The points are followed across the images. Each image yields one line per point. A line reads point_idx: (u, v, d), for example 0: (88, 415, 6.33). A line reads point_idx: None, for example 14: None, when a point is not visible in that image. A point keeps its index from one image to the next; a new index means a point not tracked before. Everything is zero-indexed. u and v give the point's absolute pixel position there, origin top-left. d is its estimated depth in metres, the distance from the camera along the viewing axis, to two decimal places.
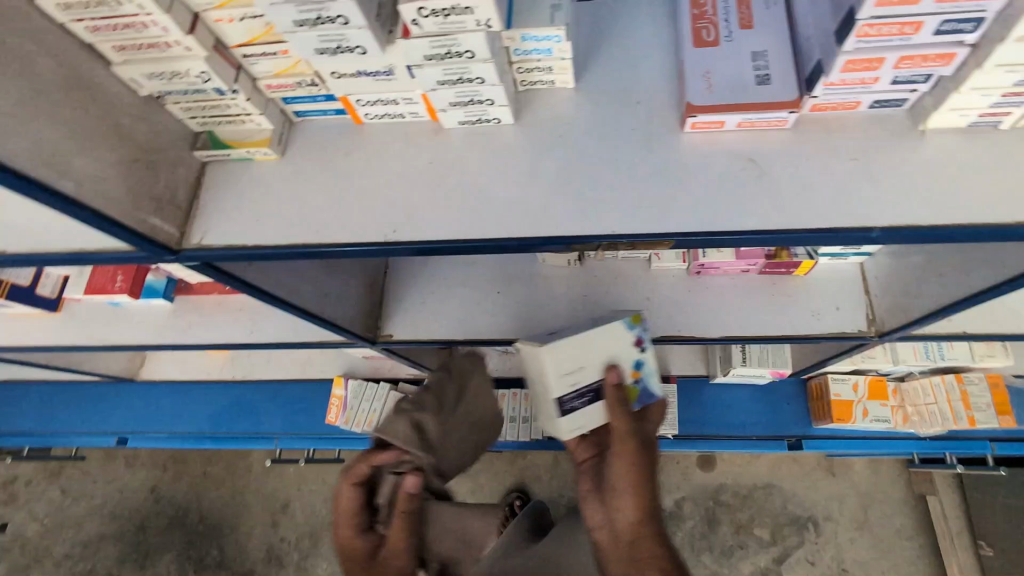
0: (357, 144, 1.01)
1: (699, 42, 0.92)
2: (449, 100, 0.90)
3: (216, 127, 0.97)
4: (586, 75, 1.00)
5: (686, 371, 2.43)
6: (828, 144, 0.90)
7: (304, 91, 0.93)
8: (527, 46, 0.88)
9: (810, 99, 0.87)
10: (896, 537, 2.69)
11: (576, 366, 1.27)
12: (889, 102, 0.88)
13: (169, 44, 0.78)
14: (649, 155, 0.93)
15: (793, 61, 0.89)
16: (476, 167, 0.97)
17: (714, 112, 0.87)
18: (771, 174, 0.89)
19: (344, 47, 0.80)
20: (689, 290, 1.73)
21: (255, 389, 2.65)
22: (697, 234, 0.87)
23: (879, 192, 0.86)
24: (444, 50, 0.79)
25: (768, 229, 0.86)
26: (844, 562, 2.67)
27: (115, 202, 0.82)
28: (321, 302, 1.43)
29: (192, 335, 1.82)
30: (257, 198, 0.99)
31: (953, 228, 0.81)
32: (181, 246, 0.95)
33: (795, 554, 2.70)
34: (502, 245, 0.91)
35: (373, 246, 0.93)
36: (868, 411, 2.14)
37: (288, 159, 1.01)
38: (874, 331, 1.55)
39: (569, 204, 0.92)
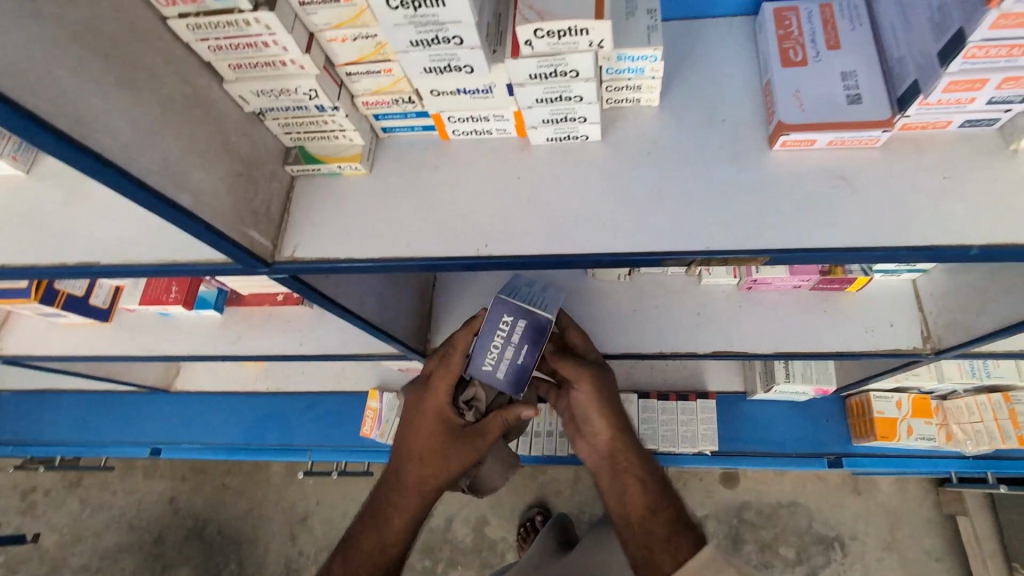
0: (444, 160, 1.02)
1: (787, 62, 0.94)
2: (543, 117, 0.92)
3: (309, 142, 0.99)
4: (669, 92, 1.01)
5: (724, 387, 2.42)
6: (918, 161, 0.90)
7: (398, 108, 0.95)
8: (621, 66, 0.90)
9: (901, 118, 0.88)
10: (926, 559, 2.65)
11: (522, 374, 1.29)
12: (979, 122, 0.88)
13: (284, 62, 0.80)
14: (737, 172, 0.94)
15: (883, 81, 0.90)
16: (562, 181, 0.98)
17: (807, 131, 0.88)
18: (864, 192, 0.90)
19: (453, 66, 0.81)
20: (740, 305, 1.72)
21: (288, 400, 2.66)
22: (793, 251, 0.87)
23: (972, 210, 0.86)
24: (550, 70, 0.81)
25: (863, 246, 0.87)
26: None
27: (224, 216, 0.84)
28: (381, 314, 1.44)
29: (240, 346, 1.84)
30: (346, 212, 1.00)
31: None
32: (274, 258, 0.97)
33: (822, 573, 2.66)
34: (594, 260, 0.92)
35: (462, 259, 0.95)
36: (913, 429, 2.12)
37: (375, 173, 1.03)
38: (930, 347, 1.55)
39: (660, 220, 0.93)
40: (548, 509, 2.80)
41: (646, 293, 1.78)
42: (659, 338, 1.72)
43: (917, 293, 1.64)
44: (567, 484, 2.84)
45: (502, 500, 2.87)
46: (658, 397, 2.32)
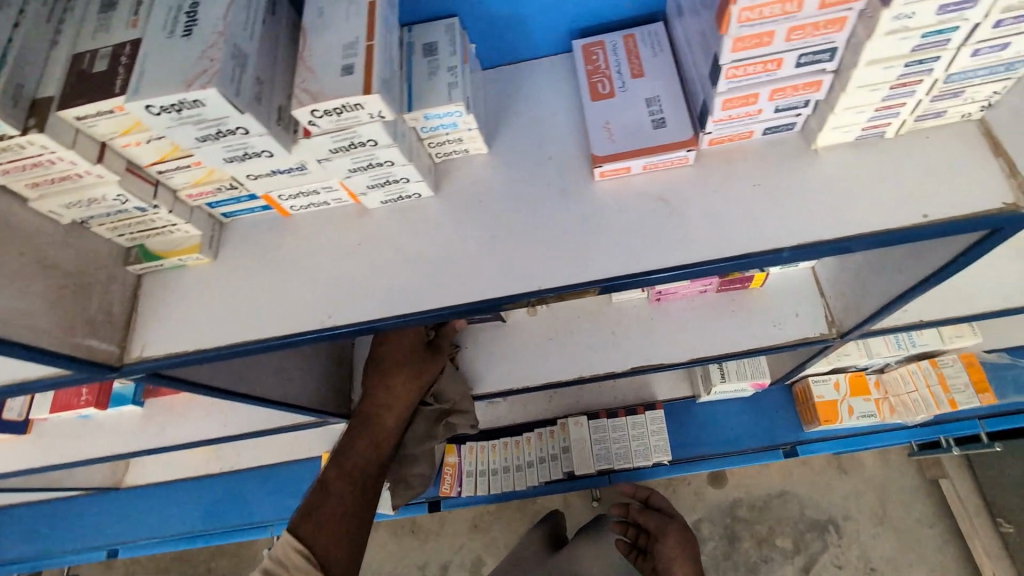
0: (287, 236, 1.03)
1: (597, 96, 0.97)
2: (366, 183, 0.94)
3: (145, 240, 0.99)
4: (498, 138, 1.04)
5: (672, 395, 2.41)
6: (731, 172, 0.93)
7: (226, 195, 0.96)
8: (432, 123, 0.93)
9: (705, 136, 0.92)
10: (920, 526, 2.53)
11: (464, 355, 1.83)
12: (779, 127, 0.92)
13: (80, 175, 0.80)
14: (566, 207, 0.96)
15: (685, 102, 0.94)
16: (404, 240, 0.99)
17: (618, 161, 0.91)
18: (683, 211, 0.92)
19: (251, 153, 0.83)
20: (651, 317, 1.74)
21: (243, 477, 2.60)
22: (620, 278, 0.90)
23: (785, 211, 0.89)
24: (347, 143, 0.83)
25: (686, 263, 0.89)
26: (871, 561, 2.51)
27: (46, 332, 0.83)
28: (284, 387, 1.43)
29: (165, 436, 1.80)
30: (195, 304, 1.00)
31: (853, 240, 0.85)
32: (123, 361, 0.97)
33: (821, 559, 2.55)
34: (434, 314, 0.93)
35: (307, 333, 0.96)
36: (854, 409, 2.14)
37: (221, 259, 1.03)
38: (835, 332, 1.55)
39: (497, 265, 0.95)
40: None
41: (562, 320, 1.80)
42: (578, 362, 1.73)
43: (816, 279, 1.66)
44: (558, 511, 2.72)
45: (495, 537, 2.77)
46: (607, 415, 2.31)
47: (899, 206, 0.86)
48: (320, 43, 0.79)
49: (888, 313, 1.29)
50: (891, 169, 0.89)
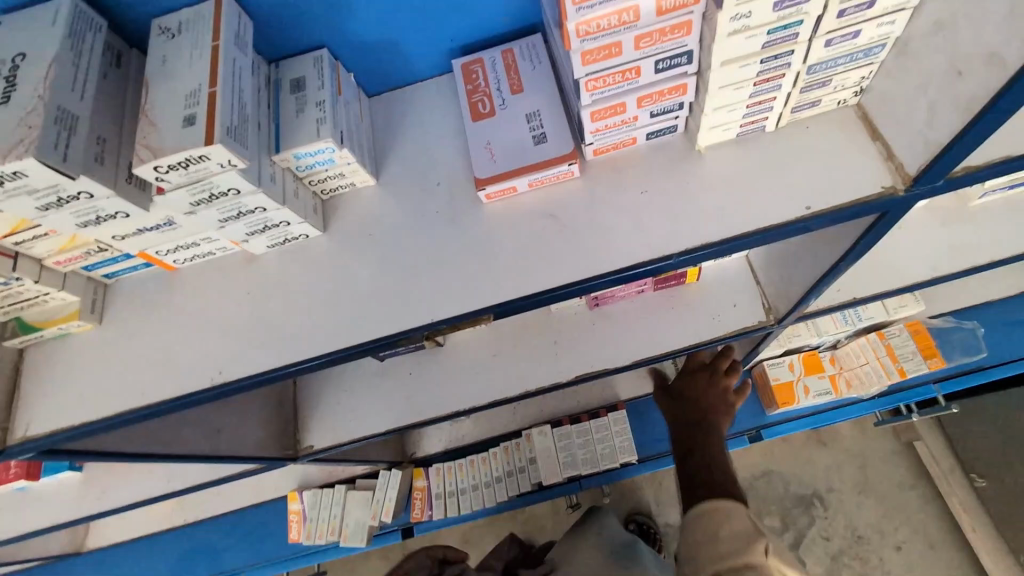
0: (175, 292, 0.99)
1: (477, 115, 0.95)
2: (244, 231, 0.90)
3: (20, 313, 0.93)
4: (386, 167, 1.01)
5: (634, 393, 2.39)
6: (619, 181, 0.92)
7: (98, 257, 0.91)
8: (307, 162, 0.89)
9: (586, 147, 0.90)
10: (901, 490, 2.52)
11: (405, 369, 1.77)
12: (661, 132, 0.90)
13: None
14: (456, 233, 0.93)
15: (565, 114, 0.92)
16: (296, 283, 0.95)
17: (500, 182, 0.89)
18: (573, 225, 0.90)
19: (104, 215, 0.78)
20: (592, 323, 1.73)
21: (210, 526, 2.52)
22: (513, 300, 0.87)
23: (675, 216, 0.88)
24: (206, 195, 0.79)
25: (577, 280, 0.87)
26: (857, 528, 2.51)
27: None
28: (214, 440, 1.38)
29: (108, 500, 1.72)
30: (81, 374, 0.95)
31: (741, 239, 0.84)
32: (7, 443, 0.91)
33: (808, 533, 2.55)
34: (327, 358, 0.89)
35: (198, 392, 0.91)
36: (809, 388, 2.15)
37: (107, 323, 0.99)
38: (773, 318, 1.55)
39: (391, 299, 0.91)
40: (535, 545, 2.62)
41: (504, 336, 1.77)
42: (523, 375, 1.70)
43: (751, 266, 1.66)
44: (547, 517, 2.68)
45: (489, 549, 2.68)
46: (570, 422, 2.29)
47: (785, 198, 0.85)
48: (163, 93, 0.76)
49: (818, 291, 1.29)
50: (775, 162, 0.89)
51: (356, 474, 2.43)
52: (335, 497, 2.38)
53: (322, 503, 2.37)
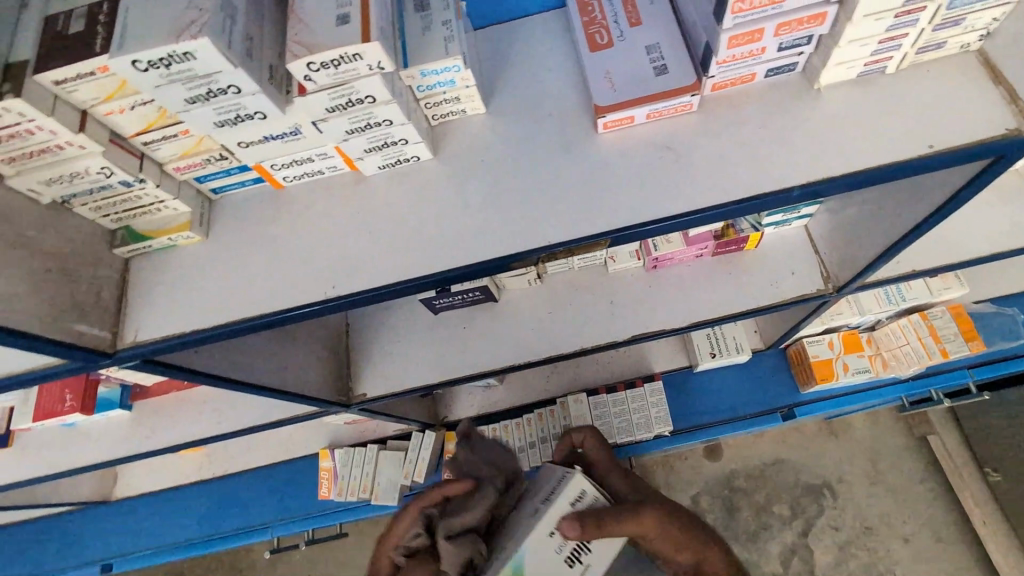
0: (281, 210, 0.99)
1: (595, 46, 0.95)
2: (363, 147, 0.90)
3: (131, 220, 0.94)
4: (496, 97, 1.01)
5: (670, 366, 2.41)
6: (735, 117, 0.92)
7: (215, 167, 0.92)
8: (429, 81, 0.90)
9: (708, 80, 0.90)
10: (912, 484, 2.54)
11: (462, 325, 1.78)
12: (781, 69, 0.91)
13: (61, 146, 0.75)
14: (569, 163, 0.93)
15: (685, 48, 0.93)
16: (404, 208, 0.96)
17: (622, 110, 0.89)
18: (689, 156, 0.91)
19: (243, 115, 0.78)
20: (648, 285, 1.74)
21: (240, 481, 2.47)
22: (628, 227, 0.87)
23: (791, 149, 0.88)
24: (344, 100, 0.79)
25: (697, 208, 0.87)
26: (866, 519, 2.53)
27: (33, 317, 0.78)
28: (282, 376, 1.38)
29: (157, 440, 1.69)
30: (188, 284, 0.95)
31: (857, 175, 0.84)
32: (117, 347, 0.91)
33: (818, 523, 2.56)
34: (442, 277, 0.90)
35: (309, 306, 0.91)
36: (848, 365, 2.17)
37: (213, 238, 0.99)
38: (832, 287, 1.56)
39: (503, 221, 0.91)
40: None
41: (559, 294, 1.78)
42: (576, 335, 1.72)
43: (810, 237, 1.66)
44: None
45: None
46: (606, 392, 2.31)
47: (902, 137, 0.86)
48: None
49: (883, 262, 1.31)
50: (893, 103, 0.89)
51: (387, 435, 2.41)
52: (368, 457, 2.33)
53: (354, 461, 2.33)
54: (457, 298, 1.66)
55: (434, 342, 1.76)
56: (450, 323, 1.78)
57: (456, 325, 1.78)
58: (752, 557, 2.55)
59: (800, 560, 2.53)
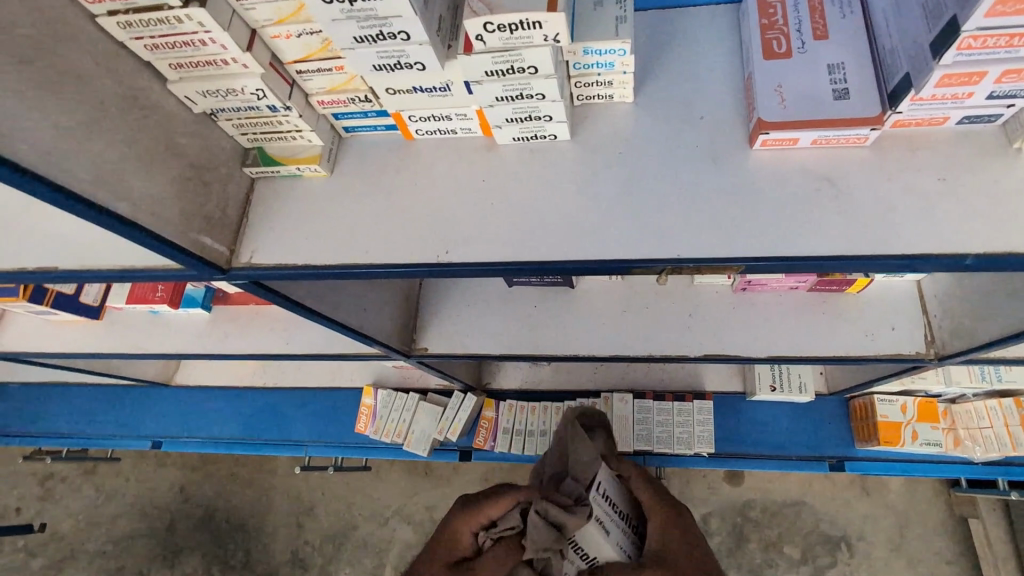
0: (407, 161, 0.98)
1: (770, 54, 0.88)
2: (506, 116, 0.87)
3: (266, 143, 0.95)
4: (645, 87, 0.96)
5: (723, 387, 2.33)
6: (910, 162, 0.84)
7: (356, 107, 0.91)
8: (589, 60, 0.85)
9: (892, 115, 0.82)
10: (942, 565, 2.44)
11: (533, 304, 1.76)
12: (979, 118, 0.82)
13: (226, 61, 0.76)
14: (714, 175, 0.88)
15: (873, 74, 0.84)
16: (529, 185, 0.93)
17: (788, 130, 0.82)
18: (848, 194, 0.84)
19: (403, 63, 0.77)
20: (732, 306, 1.66)
21: (286, 395, 2.58)
22: (767, 259, 0.82)
23: (963, 211, 0.80)
24: (506, 66, 0.76)
25: (844, 255, 0.80)
26: None
27: (168, 220, 0.81)
28: (359, 316, 1.40)
29: (227, 344, 1.77)
30: (305, 218, 0.96)
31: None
32: (230, 265, 0.94)
33: None
34: (557, 267, 0.87)
35: (419, 267, 0.90)
36: (917, 434, 2.05)
37: (336, 175, 0.99)
38: (933, 353, 1.46)
39: (630, 222, 0.87)
40: None
41: (637, 294, 1.73)
42: (646, 340, 1.66)
43: (921, 294, 1.54)
44: None
45: None
46: (653, 398, 2.25)
47: None
48: None
49: (1007, 342, 1.20)
50: None
51: (429, 387, 2.45)
52: (407, 404, 2.38)
53: (394, 405, 2.38)
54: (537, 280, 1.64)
55: (504, 313, 1.75)
56: (522, 300, 1.76)
57: (528, 302, 1.76)
58: None
59: None
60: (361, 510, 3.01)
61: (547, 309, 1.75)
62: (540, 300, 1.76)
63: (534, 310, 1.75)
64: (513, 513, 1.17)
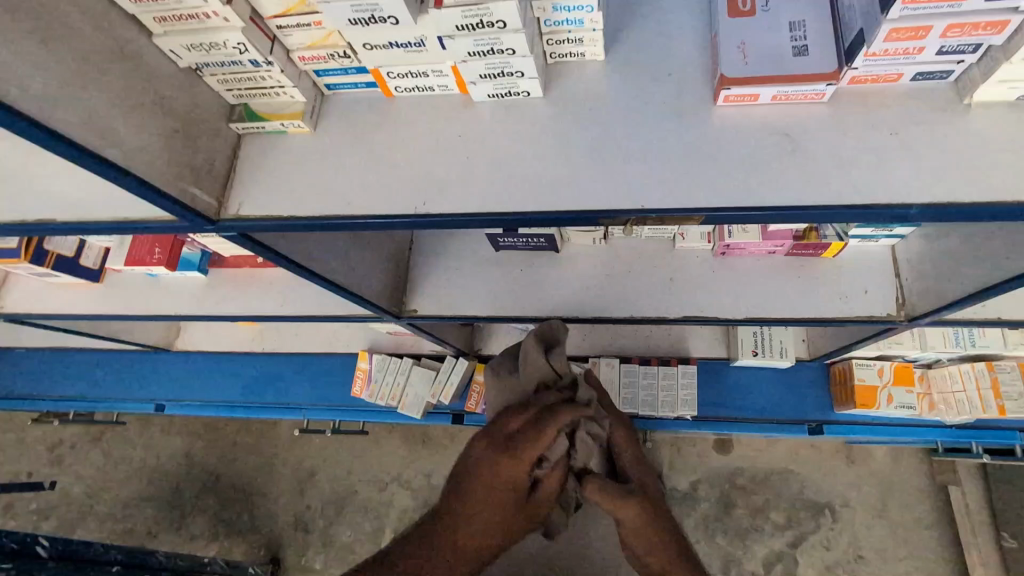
0: (388, 117, 1.02)
1: (735, 12, 0.91)
2: (480, 72, 0.91)
3: (251, 99, 0.98)
4: (617, 48, 0.99)
5: (707, 353, 2.39)
6: (867, 117, 0.88)
7: (336, 63, 0.94)
8: (558, 17, 0.88)
9: (848, 71, 0.85)
10: (918, 527, 2.53)
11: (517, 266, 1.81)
12: (932, 74, 0.85)
13: (208, 14, 0.79)
14: (680, 129, 0.92)
15: (832, 31, 0.87)
16: (503, 140, 0.97)
17: (749, 85, 0.85)
18: (806, 148, 0.88)
19: (377, 17, 0.80)
20: (712, 270, 1.71)
21: (284, 361, 2.65)
22: (727, 210, 0.86)
23: (915, 165, 0.84)
24: (476, 20, 0.80)
25: (800, 206, 0.85)
26: (860, 548, 2.54)
27: (160, 171, 0.86)
28: (351, 277, 1.45)
29: (225, 307, 1.83)
30: (290, 173, 1.00)
31: (974, 206, 0.80)
32: (220, 216, 0.98)
33: (810, 539, 2.58)
34: (531, 219, 0.91)
35: (402, 218, 0.95)
36: (893, 398, 2.11)
37: (320, 131, 1.03)
38: (903, 314, 1.51)
39: (600, 176, 0.92)
40: None
41: (621, 258, 1.78)
42: (629, 303, 1.71)
43: (894, 259, 1.59)
44: None
45: None
46: (639, 362, 2.32)
47: None
48: None
49: (972, 302, 1.25)
50: None
51: (423, 353, 2.51)
52: (401, 368, 2.44)
53: (389, 369, 2.44)
54: (522, 240, 1.69)
55: (490, 275, 1.81)
56: (507, 263, 1.81)
57: (513, 265, 1.81)
58: (738, 553, 2.59)
59: (783, 567, 2.55)
60: (360, 476, 3.11)
61: (532, 272, 1.80)
62: (525, 264, 1.81)
63: (519, 273, 1.80)
64: (558, 441, 1.45)
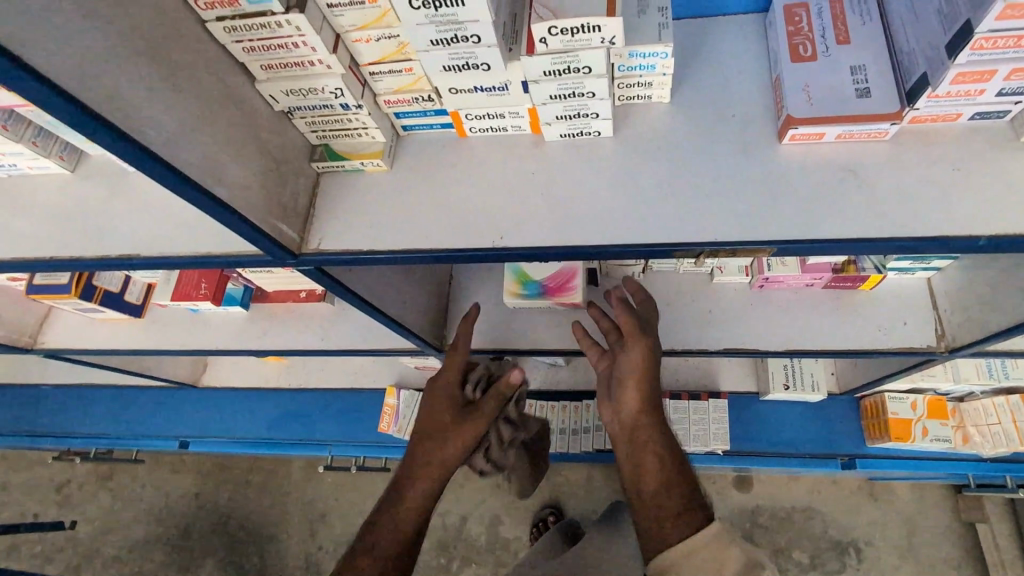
0: (461, 156, 1.06)
1: (797, 58, 0.97)
2: (556, 114, 0.96)
3: (333, 140, 1.03)
4: (680, 91, 1.05)
5: (736, 387, 2.39)
6: (926, 155, 0.93)
7: (418, 106, 1.00)
8: (632, 62, 0.93)
9: (911, 112, 0.90)
10: (948, 568, 2.47)
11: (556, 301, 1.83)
12: (990, 115, 0.90)
13: (313, 62, 0.84)
14: (747, 165, 0.96)
15: (892, 75, 0.93)
16: (574, 177, 1.01)
17: (817, 124, 0.90)
18: (873, 184, 0.92)
19: (471, 64, 0.85)
20: (749, 303, 1.74)
21: (308, 397, 2.64)
22: (800, 242, 0.89)
23: (976, 201, 0.88)
24: (563, 67, 0.85)
25: (870, 238, 0.88)
26: None
27: (255, 207, 0.89)
28: (400, 310, 1.47)
29: (265, 341, 1.84)
30: (369, 209, 1.04)
31: None
32: (300, 251, 1.01)
33: None
34: (608, 251, 0.94)
35: (481, 251, 0.98)
36: (928, 431, 2.10)
37: (396, 170, 1.07)
38: (943, 346, 1.52)
39: (671, 210, 0.95)
40: (562, 510, 2.77)
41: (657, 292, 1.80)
42: (667, 336, 1.73)
43: (930, 289, 1.61)
44: (581, 487, 2.80)
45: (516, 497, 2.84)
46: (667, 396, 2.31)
47: None
48: None
49: (1011, 335, 1.27)
50: None
51: None
52: None
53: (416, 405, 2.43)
54: None
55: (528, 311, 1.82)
56: None
57: None
58: None
59: None
60: None
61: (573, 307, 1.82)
62: None
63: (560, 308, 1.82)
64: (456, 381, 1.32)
